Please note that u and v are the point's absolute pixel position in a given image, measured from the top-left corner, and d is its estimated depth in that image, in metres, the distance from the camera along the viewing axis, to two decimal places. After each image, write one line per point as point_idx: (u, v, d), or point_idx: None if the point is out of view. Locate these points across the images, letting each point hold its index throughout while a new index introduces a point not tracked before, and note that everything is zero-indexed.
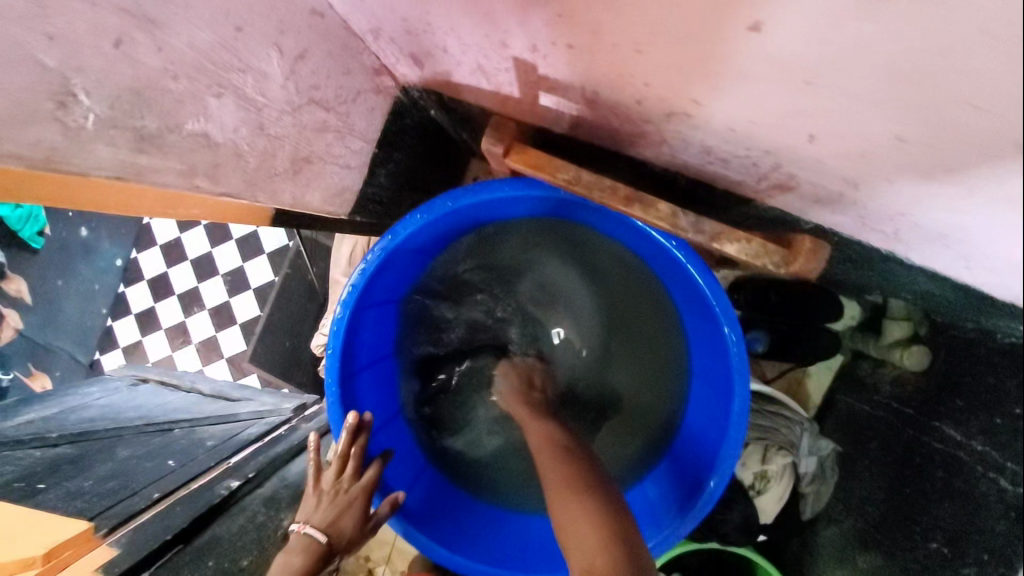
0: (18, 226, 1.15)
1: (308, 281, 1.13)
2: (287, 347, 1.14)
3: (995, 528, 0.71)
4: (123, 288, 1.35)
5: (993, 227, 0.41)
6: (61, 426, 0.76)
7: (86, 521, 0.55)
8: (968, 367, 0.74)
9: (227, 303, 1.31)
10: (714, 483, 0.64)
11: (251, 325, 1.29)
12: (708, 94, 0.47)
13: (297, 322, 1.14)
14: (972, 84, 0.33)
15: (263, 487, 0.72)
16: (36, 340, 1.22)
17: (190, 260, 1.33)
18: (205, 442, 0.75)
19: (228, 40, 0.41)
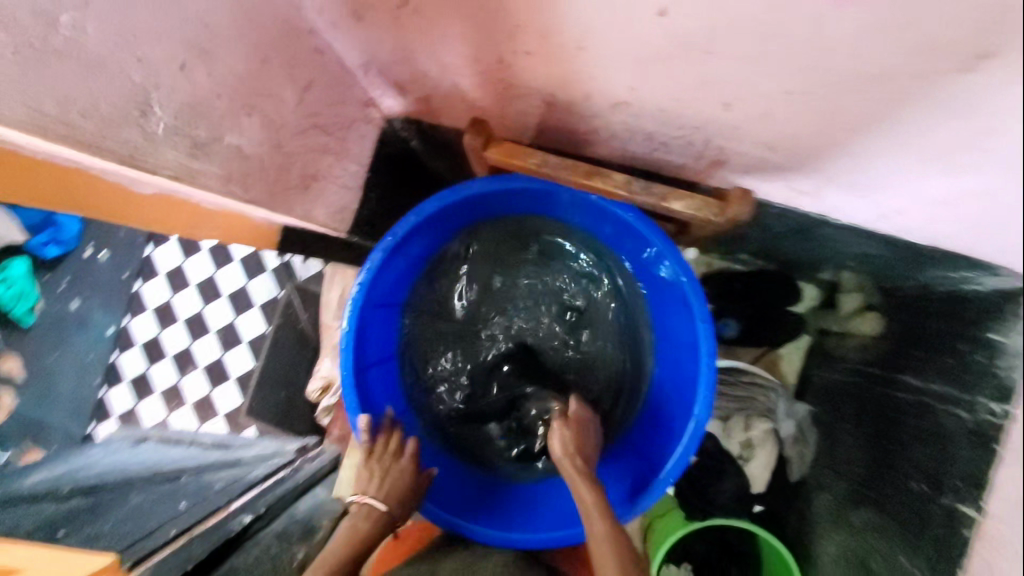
0: (9, 304, 1.42)
1: (300, 328, 1.48)
2: (282, 398, 1.45)
3: (965, 456, 0.87)
4: (116, 355, 1.56)
5: (883, 149, 0.57)
6: (76, 481, 1.14)
7: (99, 562, 0.83)
8: (929, 322, 1.01)
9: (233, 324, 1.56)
10: (692, 424, 0.72)
11: (258, 343, 1.54)
12: (640, 81, 0.57)
13: (292, 369, 1.47)
14: (830, 37, 0.43)
15: (276, 521, 1.01)
16: (32, 417, 1.43)
17: (224, 296, 1.57)
18: (212, 485, 1.13)
19: (256, 68, 0.54)
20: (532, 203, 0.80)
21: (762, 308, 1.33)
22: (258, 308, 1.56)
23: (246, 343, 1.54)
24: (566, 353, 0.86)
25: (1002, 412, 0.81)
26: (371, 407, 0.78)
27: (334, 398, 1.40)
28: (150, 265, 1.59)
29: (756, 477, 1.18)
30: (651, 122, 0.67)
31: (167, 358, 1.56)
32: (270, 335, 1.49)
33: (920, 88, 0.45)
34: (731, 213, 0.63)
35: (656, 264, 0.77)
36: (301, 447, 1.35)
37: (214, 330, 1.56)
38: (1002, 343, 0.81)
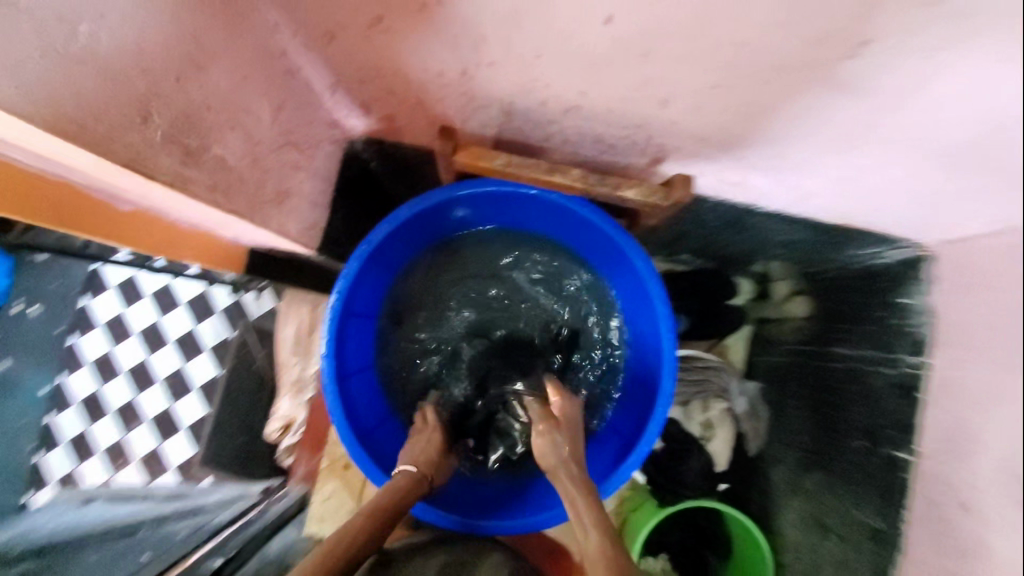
0: None
1: (256, 368, 1.45)
2: (242, 442, 1.40)
3: (898, 407, 0.99)
4: (51, 416, 1.44)
5: (795, 125, 0.67)
6: (22, 542, 1.06)
7: None
8: (851, 296, 1.14)
9: (182, 370, 1.48)
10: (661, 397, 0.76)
11: (210, 388, 1.47)
12: (590, 84, 0.65)
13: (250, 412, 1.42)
14: (744, 34, 0.52)
15: (247, 564, 1.03)
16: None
17: (171, 343, 1.49)
18: (176, 536, 1.09)
19: (238, 83, 0.58)
20: (497, 209, 0.85)
21: (709, 310, 1.39)
22: (207, 352, 1.49)
23: (196, 390, 1.47)
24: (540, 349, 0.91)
25: (919, 363, 0.96)
26: (354, 414, 0.79)
27: (294, 437, 1.37)
28: (86, 316, 1.48)
29: (718, 455, 1.27)
30: (599, 124, 0.75)
31: (110, 414, 1.46)
32: (223, 378, 1.45)
33: (819, 72, 0.56)
34: (676, 197, 0.70)
35: (615, 257, 0.83)
36: (265, 488, 1.34)
37: (162, 379, 1.47)
38: (911, 304, 0.98)
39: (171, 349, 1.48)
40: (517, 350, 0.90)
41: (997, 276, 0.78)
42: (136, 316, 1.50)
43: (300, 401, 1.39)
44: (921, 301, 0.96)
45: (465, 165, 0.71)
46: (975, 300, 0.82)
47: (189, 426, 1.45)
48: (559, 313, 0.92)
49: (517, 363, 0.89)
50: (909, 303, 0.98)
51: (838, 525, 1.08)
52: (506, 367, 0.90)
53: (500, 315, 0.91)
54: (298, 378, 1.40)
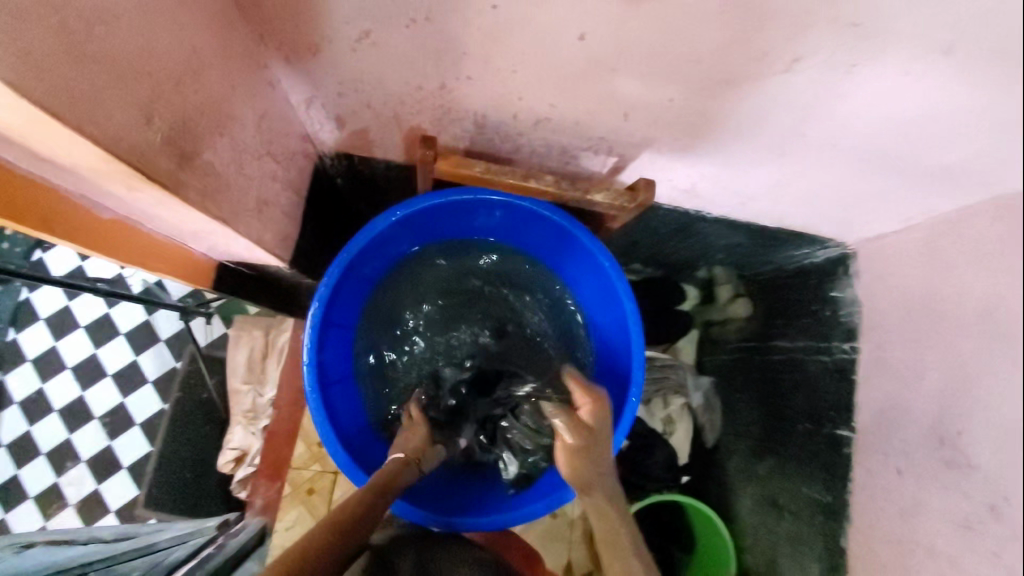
0: None
1: (205, 398, 1.42)
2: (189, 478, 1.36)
3: (838, 391, 1.09)
4: None
5: (739, 134, 0.76)
6: None
7: None
8: (787, 294, 1.26)
9: (122, 405, 1.41)
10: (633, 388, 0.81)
11: (154, 421, 1.41)
12: (560, 97, 0.72)
13: (198, 444, 1.39)
14: (699, 51, 0.60)
15: None
16: None
17: (110, 376, 1.42)
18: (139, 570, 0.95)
19: (228, 92, 0.59)
20: (470, 218, 0.88)
21: (662, 317, 1.49)
22: (151, 384, 1.43)
23: (139, 425, 1.40)
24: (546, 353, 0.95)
25: (850, 348, 1.08)
26: (337, 422, 0.80)
27: (249, 468, 1.35)
28: (12, 349, 1.38)
29: (681, 447, 1.35)
30: (565, 136, 0.82)
31: (41, 457, 1.33)
32: (169, 411, 1.41)
33: (762, 86, 0.65)
34: (641, 200, 0.76)
35: (583, 262, 0.88)
36: (223, 521, 1.26)
37: (100, 415, 1.39)
38: (842, 296, 1.10)
39: (110, 383, 1.41)
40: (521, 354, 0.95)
41: (916, 265, 0.92)
42: (70, 349, 1.41)
43: (253, 430, 1.37)
44: (850, 293, 1.09)
45: (446, 172, 0.75)
46: (904, 282, 0.94)
47: (131, 464, 1.38)
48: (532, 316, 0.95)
49: (522, 365, 0.94)
50: (840, 296, 1.11)
51: (790, 503, 1.16)
52: (510, 371, 0.93)
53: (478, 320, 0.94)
54: (251, 407, 1.39)
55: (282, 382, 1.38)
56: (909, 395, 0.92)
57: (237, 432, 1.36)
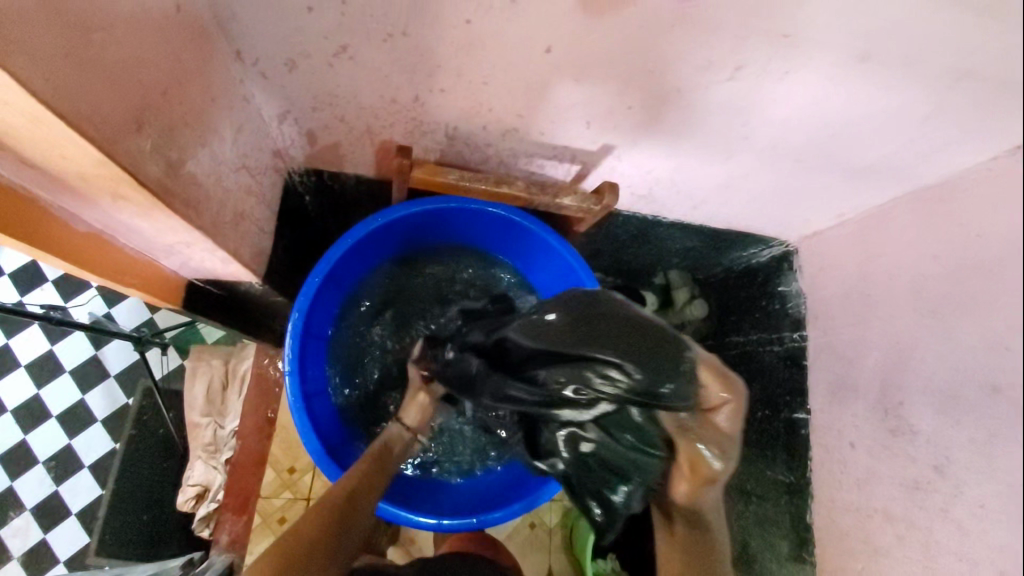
0: None
1: (163, 432, 1.36)
2: (146, 520, 1.28)
3: (789, 376, 1.19)
4: None
5: (691, 140, 0.84)
6: None
7: None
8: (738, 293, 1.35)
9: (69, 446, 1.32)
10: None
11: (105, 461, 1.34)
12: (527, 107, 0.76)
13: (158, 480, 1.33)
14: (654, 61, 0.66)
15: None
16: None
17: (56, 417, 1.32)
18: None
19: (208, 105, 0.60)
20: (445, 227, 0.92)
21: None
22: (100, 424, 1.37)
23: (88, 467, 1.33)
24: (631, 319, 0.63)
25: (800, 337, 1.19)
26: (320, 430, 0.80)
27: (212, 504, 1.29)
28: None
29: None
30: (531, 145, 0.86)
31: None
32: (120, 449, 1.32)
33: (712, 93, 0.72)
34: (606, 202, 0.81)
35: (558, 269, 0.91)
36: (188, 560, 1.21)
37: (46, 461, 1.27)
38: (788, 290, 1.23)
39: (57, 422, 1.31)
40: (590, 327, 0.64)
41: (852, 256, 1.01)
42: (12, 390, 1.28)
43: (215, 464, 1.31)
44: (795, 287, 1.22)
45: (422, 179, 0.77)
46: (842, 272, 1.04)
47: (80, 510, 1.29)
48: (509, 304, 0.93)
49: (584, 344, 0.63)
50: (787, 290, 1.23)
51: (754, 486, 1.20)
52: (571, 357, 0.64)
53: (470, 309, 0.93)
54: (212, 441, 1.34)
55: (246, 410, 1.34)
56: (855, 374, 1.00)
57: (199, 465, 1.29)
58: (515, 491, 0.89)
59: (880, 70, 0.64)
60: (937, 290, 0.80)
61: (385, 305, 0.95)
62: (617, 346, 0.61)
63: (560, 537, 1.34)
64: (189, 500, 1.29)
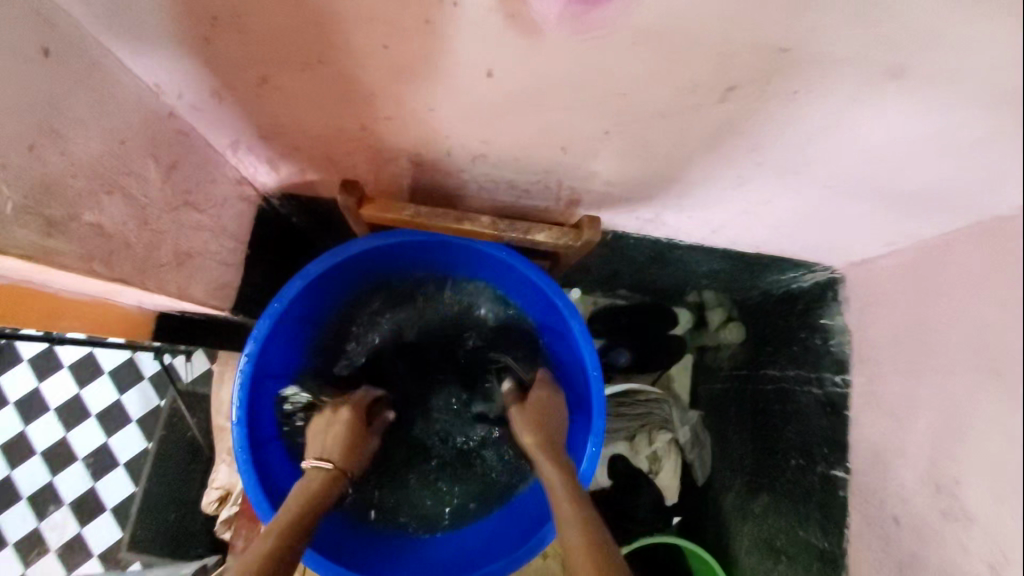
0: None
1: (189, 437, 1.31)
2: (173, 521, 1.25)
3: (824, 425, 1.03)
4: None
5: (695, 168, 0.71)
6: None
7: None
8: (776, 324, 1.20)
9: None
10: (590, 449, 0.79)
11: None
12: (490, 133, 0.67)
13: (183, 485, 1.27)
14: (621, 82, 0.54)
15: None
16: None
17: None
18: None
19: (115, 149, 0.56)
20: (421, 256, 0.84)
21: (646, 340, 1.44)
22: None
23: None
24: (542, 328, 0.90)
25: (842, 381, 1.01)
26: (270, 484, 0.75)
27: (234, 508, 1.27)
28: None
29: (667, 489, 1.17)
30: (510, 171, 0.76)
31: None
32: (151, 450, 1.26)
33: (703, 116, 0.59)
34: (586, 238, 0.72)
35: (540, 299, 0.86)
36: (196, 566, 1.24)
37: None
38: (832, 324, 1.04)
39: None
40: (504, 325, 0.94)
41: (903, 294, 0.84)
42: None
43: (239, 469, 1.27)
44: (839, 321, 1.03)
45: (371, 216, 0.71)
46: (891, 312, 0.87)
47: None
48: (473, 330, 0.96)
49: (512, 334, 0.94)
50: (830, 323, 1.04)
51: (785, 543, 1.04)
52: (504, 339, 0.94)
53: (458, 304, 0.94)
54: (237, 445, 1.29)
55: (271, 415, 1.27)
56: (904, 435, 0.83)
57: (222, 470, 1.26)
58: (502, 545, 0.81)
59: (919, 86, 0.49)
60: (991, 351, 0.63)
61: (339, 332, 0.92)
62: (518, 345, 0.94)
63: None
64: (213, 503, 1.27)
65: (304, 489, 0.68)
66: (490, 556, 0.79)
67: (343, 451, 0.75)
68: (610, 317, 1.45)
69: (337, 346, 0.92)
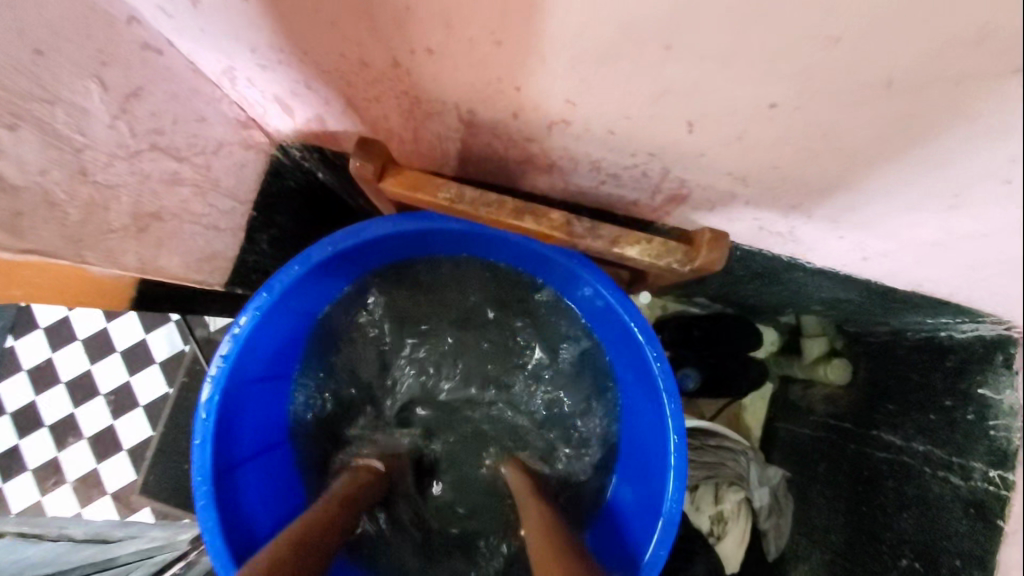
0: None
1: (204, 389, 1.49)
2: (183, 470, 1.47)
3: (960, 530, 0.79)
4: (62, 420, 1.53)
5: (884, 176, 0.46)
6: None
7: None
8: (896, 372, 0.96)
9: (128, 383, 1.55)
10: (657, 543, 0.59)
11: (154, 408, 1.53)
12: (576, 90, 0.44)
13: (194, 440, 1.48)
14: (825, 16, 0.31)
15: None
16: None
17: (120, 352, 1.56)
18: None
19: (26, 63, 0.38)
20: (461, 244, 0.65)
21: (719, 360, 1.20)
22: (156, 366, 1.55)
23: (142, 407, 1.53)
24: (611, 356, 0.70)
25: (1000, 480, 0.76)
26: (238, 520, 0.59)
27: None
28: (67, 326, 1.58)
29: (729, 559, 0.95)
30: (598, 148, 0.53)
31: (84, 439, 1.53)
32: (173, 398, 1.50)
33: (946, 91, 0.35)
34: (700, 263, 0.51)
35: (611, 323, 0.65)
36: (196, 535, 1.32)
37: (106, 394, 1.54)
38: (993, 400, 0.78)
39: (119, 356, 1.55)
40: (560, 343, 0.73)
41: None
42: (122, 331, 1.56)
43: None
44: (1007, 398, 0.76)
45: (396, 194, 0.52)
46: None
47: (129, 447, 1.52)
48: (523, 343, 0.74)
49: (570, 357, 0.73)
50: (992, 397, 0.78)
51: None
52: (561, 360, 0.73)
53: (496, 310, 0.73)
54: None
55: None
56: None
57: None
58: None
59: None
60: None
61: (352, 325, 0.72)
62: (575, 371, 0.73)
63: None
64: None
65: (351, 479, 0.63)
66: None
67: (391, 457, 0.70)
68: (679, 328, 1.20)
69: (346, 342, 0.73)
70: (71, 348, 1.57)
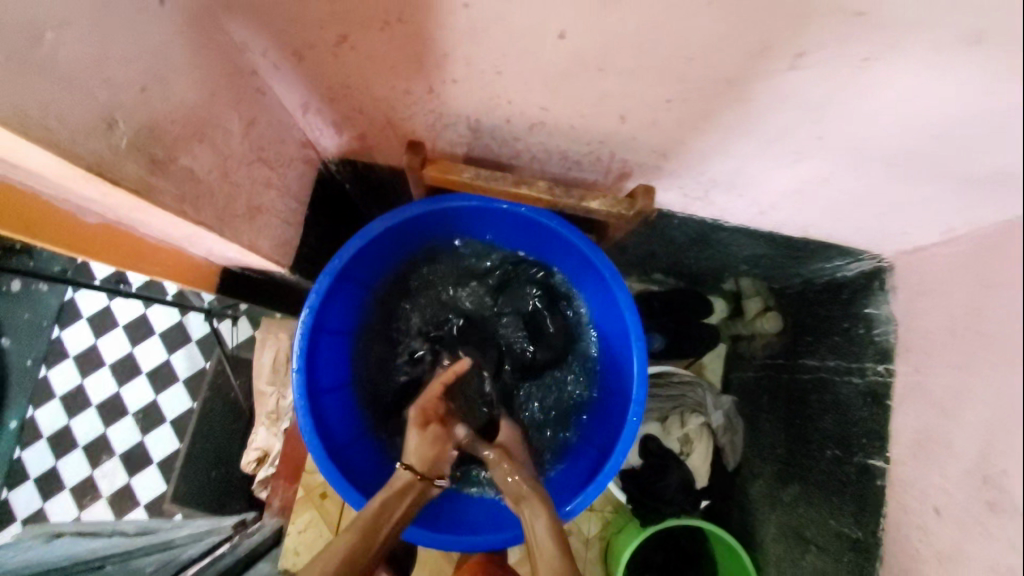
0: None
1: (229, 397, 1.57)
2: (214, 476, 1.53)
3: (864, 416, 1.01)
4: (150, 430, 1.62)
5: (748, 141, 0.72)
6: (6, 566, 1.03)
7: None
8: (810, 311, 1.22)
9: (155, 402, 1.69)
10: (633, 418, 0.79)
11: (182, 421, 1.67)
12: (549, 99, 0.69)
13: (224, 448, 1.53)
14: (685, 46, 0.57)
15: None
16: None
17: (145, 374, 1.71)
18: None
19: (207, 100, 0.61)
20: (473, 220, 0.88)
21: (683, 324, 1.41)
22: (181, 383, 1.69)
23: (169, 422, 1.67)
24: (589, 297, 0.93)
25: (885, 371, 0.97)
26: (325, 431, 0.80)
27: (270, 468, 1.44)
28: (97, 355, 1.73)
29: (697, 469, 1.19)
30: (563, 141, 0.78)
31: (115, 457, 1.66)
32: (198, 407, 1.60)
33: (762, 83, 0.61)
34: (639, 207, 0.75)
35: (587, 272, 0.87)
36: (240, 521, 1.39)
37: (134, 413, 1.68)
38: (876, 313, 1.00)
39: (146, 377, 1.70)
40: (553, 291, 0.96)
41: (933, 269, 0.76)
42: (147, 354, 1.72)
43: (275, 431, 1.44)
44: (884, 310, 0.98)
45: (434, 176, 0.75)
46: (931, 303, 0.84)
47: (159, 460, 1.65)
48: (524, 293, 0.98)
49: (561, 300, 0.97)
50: (875, 312, 1.00)
51: (814, 534, 1.09)
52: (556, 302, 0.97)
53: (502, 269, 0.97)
54: (275, 408, 1.46)
55: None
56: (950, 429, 0.78)
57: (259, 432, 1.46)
58: (565, 495, 0.85)
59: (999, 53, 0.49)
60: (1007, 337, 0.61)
61: (394, 289, 0.95)
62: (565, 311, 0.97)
63: (597, 549, 1.21)
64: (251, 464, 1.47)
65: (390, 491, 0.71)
66: (485, 530, 0.81)
67: (422, 453, 0.77)
68: (645, 301, 1.42)
69: (393, 302, 0.96)
70: (101, 374, 1.72)
